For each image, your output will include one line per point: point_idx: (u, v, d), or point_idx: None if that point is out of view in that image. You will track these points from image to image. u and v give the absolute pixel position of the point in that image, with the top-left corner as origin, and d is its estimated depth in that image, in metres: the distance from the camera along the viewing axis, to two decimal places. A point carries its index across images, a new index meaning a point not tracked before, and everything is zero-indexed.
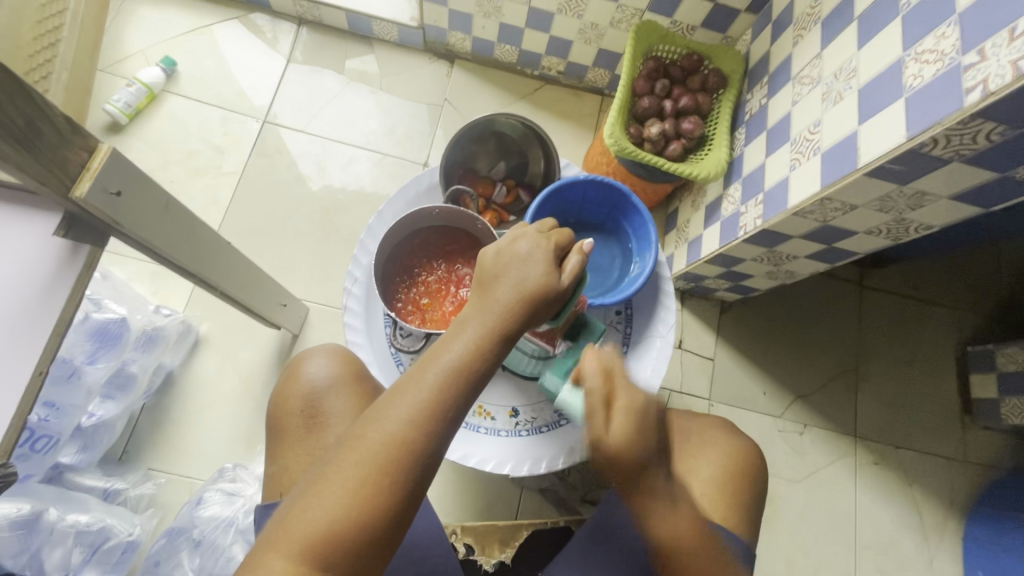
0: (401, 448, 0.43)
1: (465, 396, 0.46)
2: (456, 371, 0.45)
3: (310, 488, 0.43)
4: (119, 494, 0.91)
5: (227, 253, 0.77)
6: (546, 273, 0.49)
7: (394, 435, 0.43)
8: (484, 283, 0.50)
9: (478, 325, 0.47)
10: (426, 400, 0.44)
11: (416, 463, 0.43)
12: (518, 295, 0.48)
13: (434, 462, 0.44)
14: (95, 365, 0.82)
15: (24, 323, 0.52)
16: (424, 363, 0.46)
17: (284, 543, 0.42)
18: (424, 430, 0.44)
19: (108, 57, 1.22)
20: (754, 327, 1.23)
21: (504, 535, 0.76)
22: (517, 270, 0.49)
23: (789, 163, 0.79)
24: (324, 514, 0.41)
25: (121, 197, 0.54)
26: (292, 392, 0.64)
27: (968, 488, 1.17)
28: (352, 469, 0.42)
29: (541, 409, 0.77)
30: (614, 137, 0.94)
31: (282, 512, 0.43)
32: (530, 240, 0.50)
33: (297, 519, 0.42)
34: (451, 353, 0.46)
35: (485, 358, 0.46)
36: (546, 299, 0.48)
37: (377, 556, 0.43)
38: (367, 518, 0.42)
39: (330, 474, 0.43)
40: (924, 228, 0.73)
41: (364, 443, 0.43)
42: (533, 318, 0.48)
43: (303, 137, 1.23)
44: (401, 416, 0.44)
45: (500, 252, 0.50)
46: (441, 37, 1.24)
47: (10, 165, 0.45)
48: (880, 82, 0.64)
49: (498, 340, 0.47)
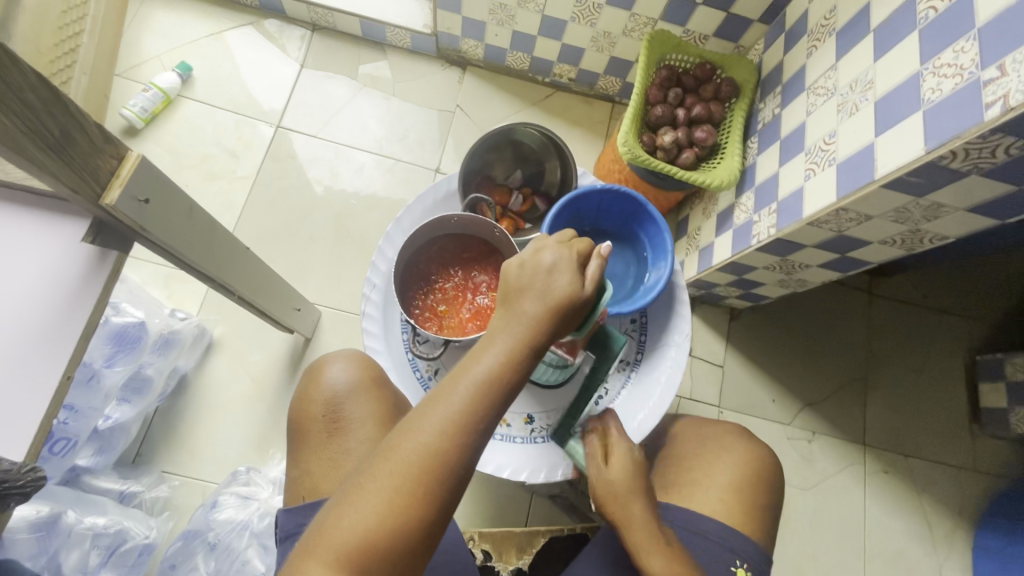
0: (435, 459, 0.43)
1: (497, 407, 0.46)
2: (487, 383, 0.46)
3: (346, 499, 0.43)
4: (134, 496, 0.92)
5: (245, 258, 0.78)
6: (572, 284, 0.49)
7: (428, 446, 0.44)
8: (510, 294, 0.50)
9: (507, 337, 0.48)
10: (458, 411, 0.45)
11: (450, 473, 0.44)
12: (545, 306, 0.48)
13: (466, 472, 0.45)
14: (112, 369, 0.83)
15: (53, 328, 0.53)
16: (455, 375, 0.46)
17: (321, 552, 0.42)
18: (456, 440, 0.44)
19: (124, 63, 1.23)
20: (763, 334, 1.24)
21: (521, 542, 0.76)
22: (543, 282, 0.49)
23: (804, 173, 0.80)
24: (361, 525, 0.42)
25: (149, 204, 0.55)
26: (313, 397, 0.65)
27: (977, 496, 1.17)
28: (386, 480, 0.43)
29: (556, 416, 0.77)
30: (628, 145, 0.95)
31: (318, 522, 0.44)
32: (555, 250, 0.51)
33: (334, 528, 0.42)
34: (483, 365, 0.46)
35: (516, 369, 0.47)
36: (572, 309, 0.49)
37: (412, 565, 0.43)
38: (404, 528, 0.42)
39: (364, 484, 0.43)
40: (938, 239, 0.73)
41: (397, 453, 0.44)
42: (560, 328, 0.49)
43: (316, 143, 1.24)
44: (434, 428, 0.44)
45: (525, 263, 0.51)
46: (454, 44, 1.25)
47: (44, 174, 0.46)
48: (898, 95, 0.65)
49: (528, 351, 0.47)
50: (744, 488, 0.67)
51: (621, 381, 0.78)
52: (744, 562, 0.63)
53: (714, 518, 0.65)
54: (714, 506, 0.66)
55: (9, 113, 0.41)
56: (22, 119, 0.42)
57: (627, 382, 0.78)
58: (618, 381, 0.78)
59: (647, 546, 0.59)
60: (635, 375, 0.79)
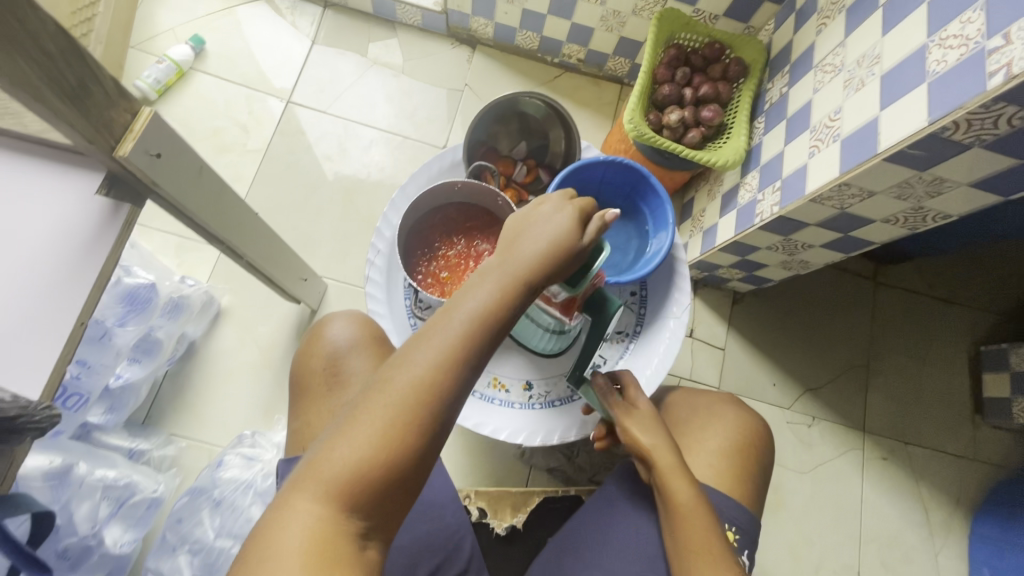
0: (426, 393, 0.44)
1: (488, 347, 0.47)
2: (479, 323, 0.46)
3: (338, 431, 0.44)
4: (143, 454, 0.95)
5: (253, 223, 0.79)
6: (567, 235, 0.50)
7: (419, 381, 0.44)
8: (506, 242, 0.51)
9: (501, 280, 0.48)
10: (450, 349, 0.45)
11: (440, 410, 0.44)
12: (539, 254, 0.49)
13: (456, 408, 0.45)
14: (124, 328, 0.85)
15: (68, 273, 0.55)
16: (447, 312, 0.47)
17: (313, 480, 0.43)
18: (447, 378, 0.45)
19: (138, 35, 1.25)
20: (764, 318, 1.24)
21: (516, 500, 0.78)
22: (539, 232, 0.50)
23: (808, 151, 0.80)
24: (351, 457, 0.42)
25: (161, 159, 0.57)
26: (315, 353, 0.67)
27: (976, 485, 1.17)
28: (378, 412, 0.43)
29: (554, 384, 0.79)
30: (633, 123, 0.95)
31: (310, 454, 0.44)
32: (552, 204, 0.53)
33: (325, 461, 0.43)
34: (475, 302, 0.46)
35: (508, 308, 0.47)
36: (566, 253, 0.50)
37: (400, 496, 0.44)
38: (393, 462, 0.43)
39: (355, 419, 0.43)
40: (942, 218, 0.74)
41: (389, 389, 0.44)
42: (555, 273, 0.50)
43: (325, 119, 1.25)
44: (425, 363, 0.44)
45: (523, 218, 0.53)
46: (464, 22, 1.26)
47: (61, 122, 0.47)
48: (904, 68, 0.65)
49: (521, 294, 0.48)
50: (736, 452, 0.68)
51: (620, 351, 0.79)
52: (734, 527, 0.64)
53: (707, 484, 0.66)
54: (706, 471, 0.67)
55: (26, 57, 0.43)
56: (39, 65, 0.44)
57: (625, 353, 0.79)
58: (617, 352, 0.80)
59: (675, 473, 0.60)
60: (634, 345, 0.80)
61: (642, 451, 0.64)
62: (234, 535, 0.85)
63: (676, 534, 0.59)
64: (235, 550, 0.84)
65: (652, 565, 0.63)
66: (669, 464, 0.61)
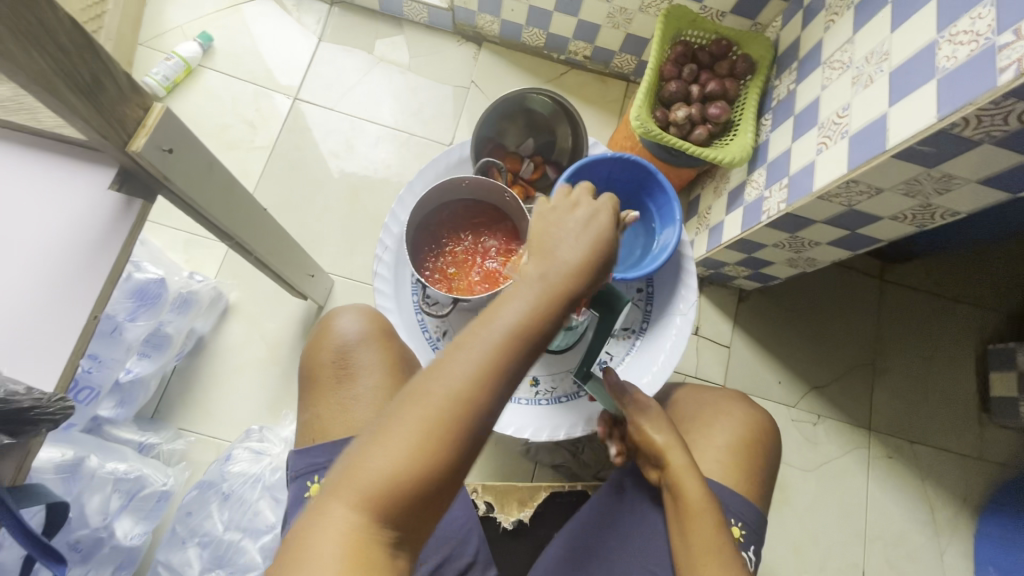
0: (461, 406, 0.43)
1: (526, 359, 0.46)
2: (518, 336, 0.45)
3: (372, 439, 0.44)
4: (153, 447, 0.96)
5: (262, 218, 0.80)
6: (598, 243, 0.50)
7: (455, 394, 0.44)
8: (540, 247, 0.50)
9: (538, 291, 0.47)
10: (488, 361, 0.44)
11: (476, 422, 0.44)
12: (574, 263, 0.49)
13: (491, 421, 0.45)
14: (135, 323, 0.86)
15: (81, 267, 0.55)
16: (483, 323, 0.46)
17: (347, 488, 0.43)
18: (484, 390, 0.44)
19: (147, 32, 1.26)
20: (771, 315, 1.24)
21: (524, 495, 0.77)
22: (572, 240, 0.50)
23: (816, 147, 0.79)
24: (387, 468, 0.42)
25: (173, 154, 0.57)
26: (324, 346, 0.67)
27: (982, 484, 1.17)
28: (413, 423, 0.43)
29: (560, 380, 0.79)
30: (640, 120, 0.95)
31: (343, 461, 0.44)
32: (585, 208, 0.52)
33: (361, 470, 0.43)
34: (513, 315, 0.46)
35: (546, 320, 0.47)
36: (601, 264, 0.50)
37: (434, 507, 0.44)
38: (428, 473, 0.43)
39: (391, 430, 0.43)
40: (950, 215, 0.73)
41: (425, 401, 0.44)
42: (590, 282, 0.50)
43: (332, 116, 1.26)
44: (462, 376, 0.44)
45: (555, 220, 0.51)
46: (470, 19, 1.26)
47: (76, 117, 0.48)
48: (913, 65, 0.65)
49: (560, 306, 0.47)
50: (741, 447, 0.68)
51: (626, 348, 0.80)
52: (740, 522, 0.64)
53: (714, 480, 0.66)
54: (712, 466, 0.67)
55: (43, 52, 0.43)
56: (55, 60, 0.44)
57: (631, 349, 0.79)
58: (623, 348, 0.80)
59: (687, 470, 0.61)
60: (640, 342, 0.80)
61: (656, 450, 0.64)
62: (243, 528, 0.86)
63: (682, 532, 0.60)
64: (244, 543, 0.85)
65: (658, 560, 0.64)
66: (681, 464, 0.61)
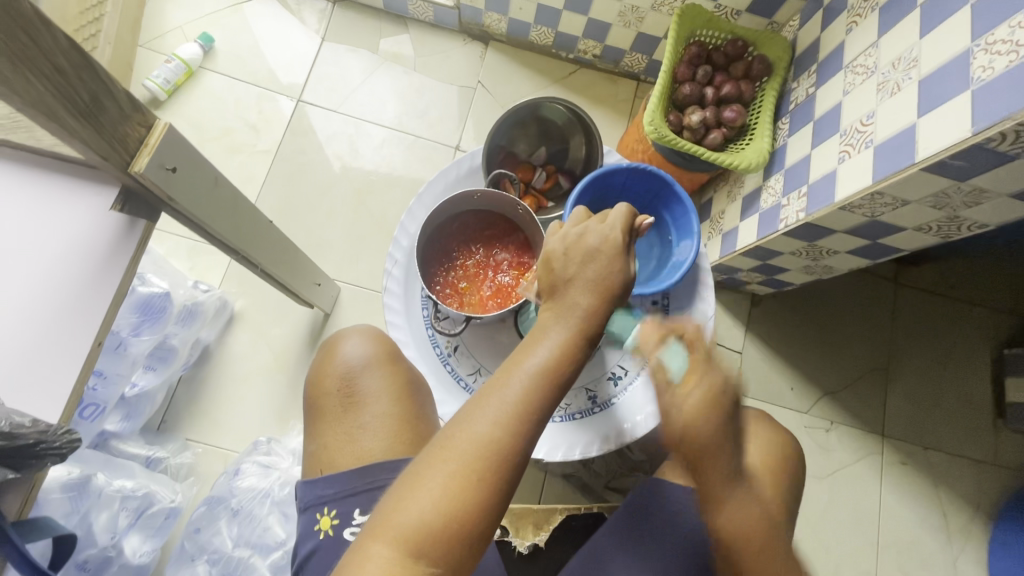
0: (493, 446, 0.43)
1: (554, 398, 0.47)
2: (544, 375, 0.46)
3: (407, 482, 0.44)
4: (161, 461, 0.95)
5: (267, 231, 0.78)
6: (614, 270, 0.50)
7: (485, 435, 0.44)
8: (557, 287, 0.50)
9: (561, 330, 0.48)
10: (517, 402, 0.45)
11: (510, 462, 0.44)
12: (596, 296, 0.49)
13: (523, 462, 0.45)
14: (139, 338, 0.84)
15: (86, 291, 0.54)
16: (510, 369, 0.47)
17: (382, 532, 0.42)
18: (515, 429, 0.44)
19: (147, 33, 1.23)
20: (784, 320, 1.22)
21: (539, 518, 0.77)
22: (590, 270, 0.50)
23: (838, 155, 0.77)
24: (421, 509, 0.42)
25: (176, 173, 0.55)
26: (329, 372, 0.66)
27: (997, 491, 1.15)
28: (446, 464, 0.43)
29: (575, 396, 0.77)
30: (654, 124, 0.92)
31: (379, 507, 0.44)
32: (598, 234, 0.51)
33: (396, 512, 0.42)
34: (538, 358, 0.47)
35: (571, 363, 0.48)
36: (620, 293, 0.50)
37: (474, 549, 0.43)
38: (463, 513, 0.42)
39: (424, 470, 0.43)
40: (977, 227, 0.71)
41: (456, 442, 0.44)
42: (609, 315, 0.50)
43: (336, 118, 1.23)
44: (491, 417, 0.44)
45: (568, 251, 0.51)
46: (477, 18, 1.23)
47: (75, 140, 0.46)
48: (944, 74, 0.62)
49: (582, 343, 0.48)
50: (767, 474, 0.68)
51: (641, 362, 0.78)
52: None
53: None
54: None
55: (38, 74, 0.41)
56: (53, 82, 0.42)
57: (647, 364, 0.78)
58: (638, 363, 0.78)
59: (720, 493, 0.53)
60: None
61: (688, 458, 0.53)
62: (252, 544, 0.86)
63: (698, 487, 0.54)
64: (253, 560, 0.85)
65: None
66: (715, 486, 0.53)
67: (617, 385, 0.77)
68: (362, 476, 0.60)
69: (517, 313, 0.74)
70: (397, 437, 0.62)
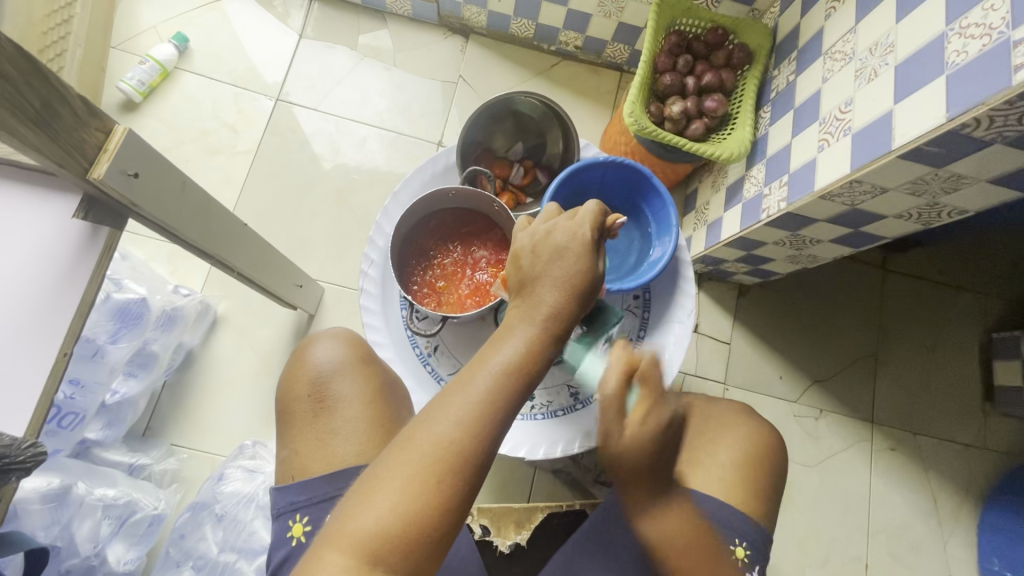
0: (453, 447, 0.43)
1: (519, 397, 0.46)
2: (508, 373, 0.46)
3: (366, 486, 0.43)
4: (143, 469, 0.94)
5: (242, 234, 0.77)
6: (583, 267, 0.49)
7: (446, 436, 0.43)
8: (525, 284, 0.50)
9: (527, 328, 0.48)
10: (480, 401, 0.45)
11: (470, 463, 0.43)
12: (563, 294, 0.48)
13: (485, 463, 0.44)
14: (117, 345, 0.84)
15: (49, 302, 0.53)
16: (473, 368, 0.46)
17: (339, 539, 0.41)
18: (476, 430, 0.44)
19: (119, 34, 1.21)
20: (771, 310, 1.21)
21: (520, 517, 0.76)
22: (557, 268, 0.49)
23: (817, 144, 0.76)
24: (379, 514, 0.41)
25: (139, 179, 0.54)
26: (299, 378, 0.65)
27: (986, 474, 1.16)
28: (404, 467, 0.43)
29: (557, 393, 0.77)
30: (634, 115, 0.91)
31: (338, 512, 0.44)
32: (566, 231, 0.50)
33: (354, 517, 0.42)
34: (501, 356, 0.46)
35: (536, 363, 0.47)
36: (588, 292, 0.50)
37: (432, 554, 0.42)
38: (421, 518, 0.42)
39: (383, 474, 0.43)
40: (957, 213, 0.71)
41: (416, 443, 0.43)
42: (577, 313, 0.49)
43: (316, 116, 1.22)
44: (452, 418, 0.44)
45: (536, 248, 0.50)
46: (456, 11, 1.21)
47: (28, 148, 0.44)
48: (920, 58, 0.61)
49: (548, 340, 0.48)
50: (748, 468, 0.68)
51: None
52: (744, 543, 0.64)
53: (713, 499, 0.65)
54: (716, 486, 0.66)
55: None
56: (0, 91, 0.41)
57: None
58: None
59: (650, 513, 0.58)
60: (637, 351, 0.78)
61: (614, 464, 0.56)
62: (238, 549, 0.85)
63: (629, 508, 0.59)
64: (240, 563, 0.84)
65: None
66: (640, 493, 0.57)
67: None
68: (334, 481, 0.60)
69: (496, 310, 0.73)
70: (369, 440, 0.62)
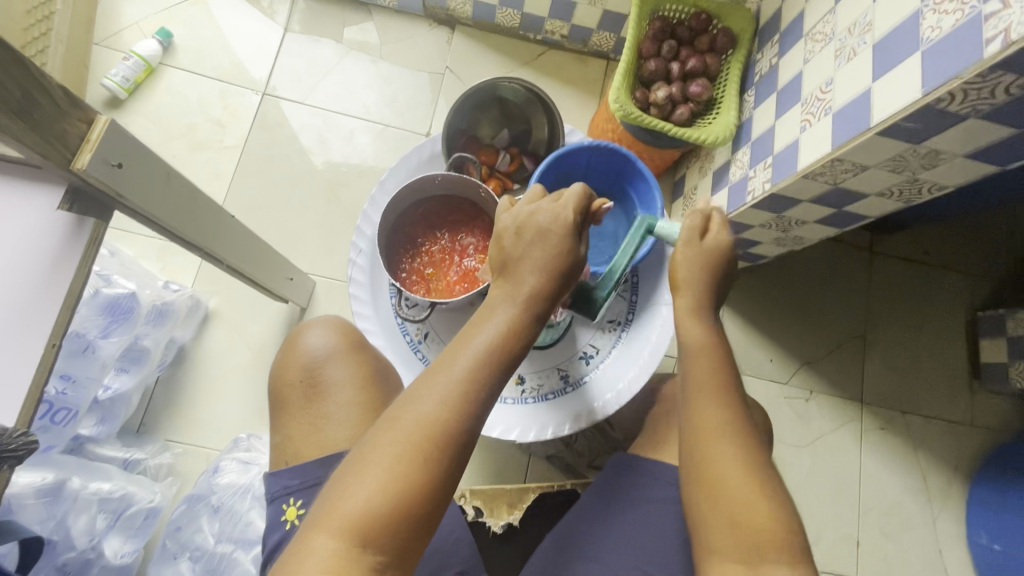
0: (438, 425, 0.44)
1: (501, 374, 0.47)
2: (490, 352, 0.47)
3: (353, 467, 0.44)
4: (138, 463, 0.94)
5: (230, 225, 0.77)
6: (564, 248, 0.50)
7: (431, 415, 0.44)
8: (507, 265, 0.50)
9: (509, 308, 0.49)
10: (463, 380, 0.45)
11: (454, 441, 0.44)
12: (544, 275, 0.49)
13: (469, 440, 0.45)
14: (108, 339, 0.84)
15: (37, 295, 0.53)
16: (456, 349, 0.47)
17: (328, 521, 0.42)
18: (460, 408, 0.45)
19: (102, 31, 1.20)
20: (760, 294, 1.22)
21: (512, 498, 0.78)
22: (538, 249, 0.50)
23: (799, 125, 0.77)
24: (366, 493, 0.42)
25: (122, 169, 0.54)
26: (291, 364, 0.66)
27: (974, 450, 1.18)
28: (391, 446, 0.43)
29: (547, 376, 0.78)
30: (619, 101, 0.91)
31: (326, 494, 0.44)
32: (548, 213, 0.51)
33: (343, 497, 0.42)
34: (483, 336, 0.47)
35: (517, 342, 0.48)
36: (568, 273, 0.50)
37: (420, 532, 0.43)
38: (407, 497, 0.42)
39: (369, 455, 0.43)
40: (937, 189, 0.71)
41: (401, 422, 0.44)
42: (557, 294, 0.50)
43: (303, 110, 1.21)
44: (436, 397, 0.44)
45: (519, 231, 0.51)
46: (441, 2, 1.21)
47: (7, 137, 0.44)
48: (897, 35, 0.62)
49: (529, 320, 0.49)
50: None
51: (611, 341, 0.79)
52: None
53: None
54: None
55: None
56: None
57: (617, 343, 0.78)
58: (608, 342, 0.79)
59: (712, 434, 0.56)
60: (626, 333, 0.79)
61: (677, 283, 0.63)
62: (235, 539, 0.86)
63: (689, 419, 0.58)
64: (236, 554, 0.85)
65: (648, 561, 0.63)
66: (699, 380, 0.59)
67: (588, 363, 0.78)
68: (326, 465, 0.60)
69: None
70: (360, 424, 0.63)
